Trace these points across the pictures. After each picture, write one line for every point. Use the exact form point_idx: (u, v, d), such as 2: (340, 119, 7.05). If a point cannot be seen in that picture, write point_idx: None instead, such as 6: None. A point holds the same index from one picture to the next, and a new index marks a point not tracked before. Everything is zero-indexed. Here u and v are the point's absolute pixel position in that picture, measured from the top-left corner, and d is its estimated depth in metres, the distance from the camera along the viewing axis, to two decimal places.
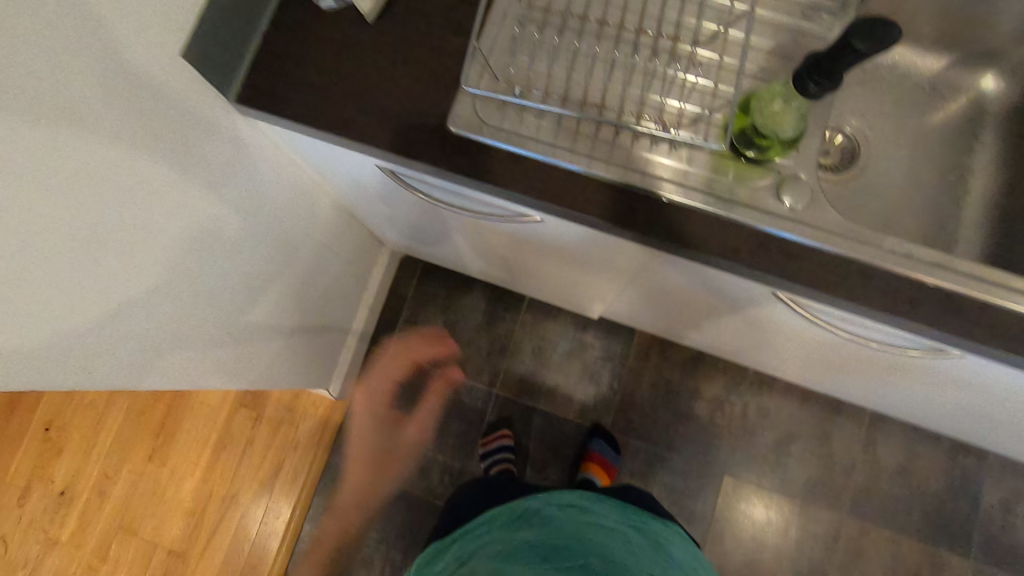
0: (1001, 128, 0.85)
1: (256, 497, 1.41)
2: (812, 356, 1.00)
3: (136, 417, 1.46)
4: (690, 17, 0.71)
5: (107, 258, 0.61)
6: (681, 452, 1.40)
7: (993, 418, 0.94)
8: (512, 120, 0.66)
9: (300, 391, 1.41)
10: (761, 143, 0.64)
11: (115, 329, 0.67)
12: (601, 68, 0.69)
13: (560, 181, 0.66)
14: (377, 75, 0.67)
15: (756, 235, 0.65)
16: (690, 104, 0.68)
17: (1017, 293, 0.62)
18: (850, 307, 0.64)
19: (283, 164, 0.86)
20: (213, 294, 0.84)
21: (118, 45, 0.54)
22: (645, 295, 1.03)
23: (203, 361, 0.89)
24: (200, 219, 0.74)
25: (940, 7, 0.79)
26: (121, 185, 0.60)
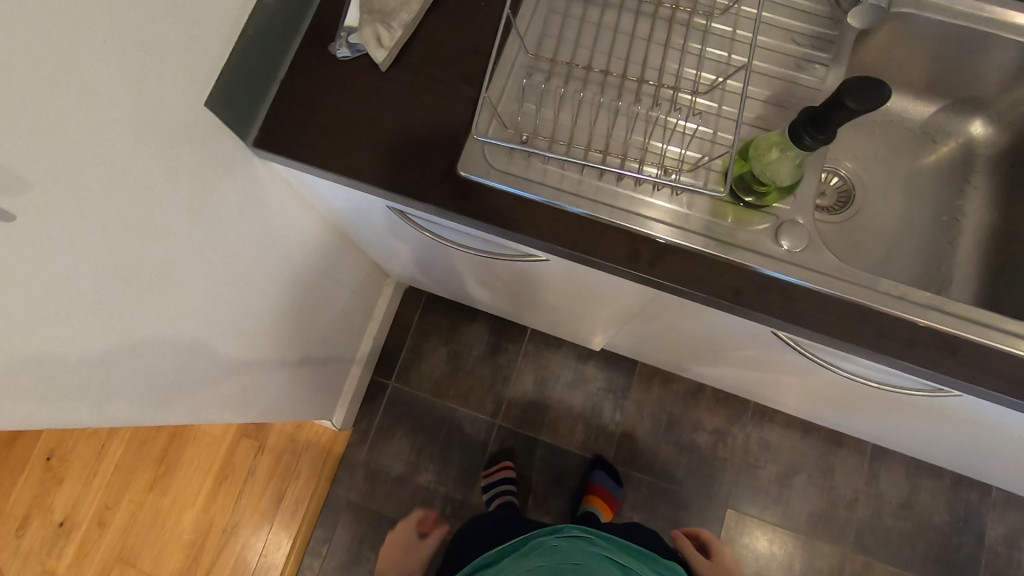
0: (990, 170, 0.87)
1: (256, 528, 1.40)
2: (813, 391, 1.01)
3: (138, 446, 1.46)
4: (689, 68, 0.75)
5: (126, 298, 0.63)
6: (683, 484, 1.40)
7: (994, 454, 0.95)
8: (519, 165, 0.69)
9: (303, 422, 1.41)
10: (760, 189, 0.67)
11: (129, 364, 0.69)
12: (605, 116, 0.72)
13: (566, 223, 0.68)
14: (390, 121, 0.70)
15: (755, 276, 0.67)
16: (690, 151, 0.71)
17: (1009, 335, 0.64)
18: (849, 348, 0.65)
19: (296, 202, 0.88)
20: (226, 329, 0.85)
21: (149, 95, 0.57)
22: (648, 329, 1.05)
23: (212, 395, 0.90)
24: (216, 258, 0.76)
25: (928, 58, 0.83)
26: (144, 228, 0.62)
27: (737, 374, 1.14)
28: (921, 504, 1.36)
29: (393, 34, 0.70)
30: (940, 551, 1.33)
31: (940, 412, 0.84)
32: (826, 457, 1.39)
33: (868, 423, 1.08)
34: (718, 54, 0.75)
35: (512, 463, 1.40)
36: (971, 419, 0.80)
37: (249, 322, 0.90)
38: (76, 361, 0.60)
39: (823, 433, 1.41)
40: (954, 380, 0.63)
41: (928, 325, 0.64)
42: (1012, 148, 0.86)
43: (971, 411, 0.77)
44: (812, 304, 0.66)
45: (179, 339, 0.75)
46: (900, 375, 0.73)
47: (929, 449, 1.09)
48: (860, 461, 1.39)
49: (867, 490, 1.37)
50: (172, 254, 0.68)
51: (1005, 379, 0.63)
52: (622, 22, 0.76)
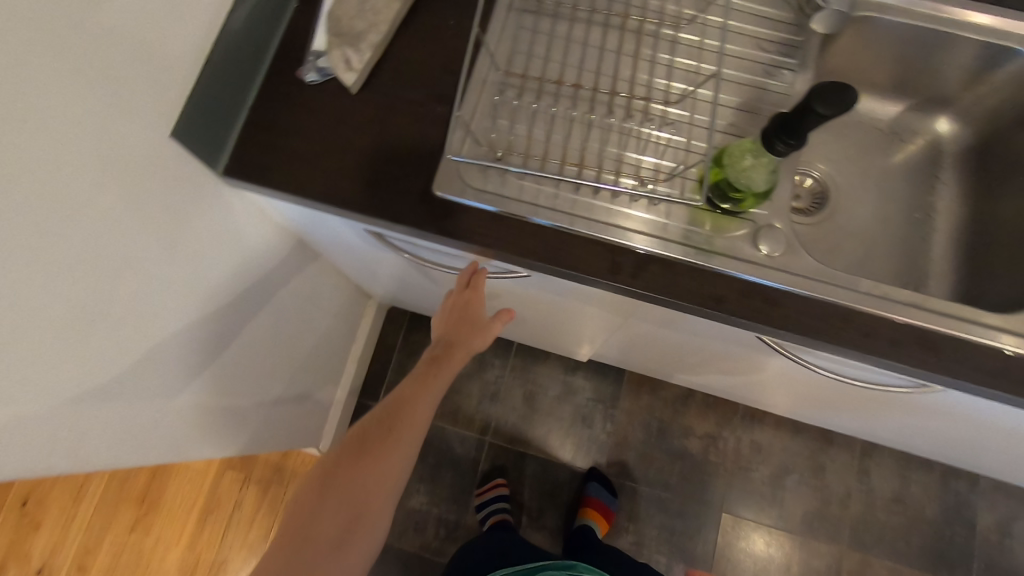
0: (958, 166, 0.89)
1: (245, 563, 1.37)
2: (801, 392, 1.02)
3: (118, 485, 1.42)
4: (660, 79, 0.75)
5: (97, 338, 0.61)
6: (678, 491, 1.39)
7: (981, 445, 0.95)
8: (495, 182, 0.69)
9: (289, 450, 1.38)
10: (737, 197, 0.67)
11: (104, 407, 0.67)
12: (579, 130, 0.72)
13: (545, 239, 0.68)
14: (363, 143, 0.69)
15: (737, 283, 0.67)
16: (665, 160, 0.71)
17: (988, 328, 0.64)
18: (834, 350, 0.66)
19: (272, 229, 0.87)
20: (205, 363, 0.83)
21: (115, 132, 0.56)
22: (634, 338, 1.04)
23: (191, 431, 0.88)
24: (191, 291, 0.74)
25: (892, 60, 0.84)
26: (113, 266, 0.60)
27: (724, 379, 1.14)
28: (913, 497, 1.37)
29: (362, 57, 0.70)
30: (934, 543, 1.34)
31: (926, 407, 0.84)
32: (817, 456, 1.40)
33: (856, 421, 1.08)
34: (687, 63, 0.76)
35: (505, 480, 1.39)
36: (957, 412, 0.81)
37: (229, 354, 0.89)
38: (49, 408, 0.58)
39: (812, 432, 1.42)
40: (938, 376, 0.63)
41: (909, 322, 0.65)
42: (978, 143, 0.88)
43: (956, 405, 0.77)
44: (795, 308, 0.66)
45: (156, 377, 0.74)
46: (885, 373, 0.74)
47: (918, 443, 1.10)
48: (850, 458, 1.39)
49: (859, 487, 1.38)
50: (146, 291, 0.66)
51: (988, 373, 0.64)
52: (591, 36, 0.76)
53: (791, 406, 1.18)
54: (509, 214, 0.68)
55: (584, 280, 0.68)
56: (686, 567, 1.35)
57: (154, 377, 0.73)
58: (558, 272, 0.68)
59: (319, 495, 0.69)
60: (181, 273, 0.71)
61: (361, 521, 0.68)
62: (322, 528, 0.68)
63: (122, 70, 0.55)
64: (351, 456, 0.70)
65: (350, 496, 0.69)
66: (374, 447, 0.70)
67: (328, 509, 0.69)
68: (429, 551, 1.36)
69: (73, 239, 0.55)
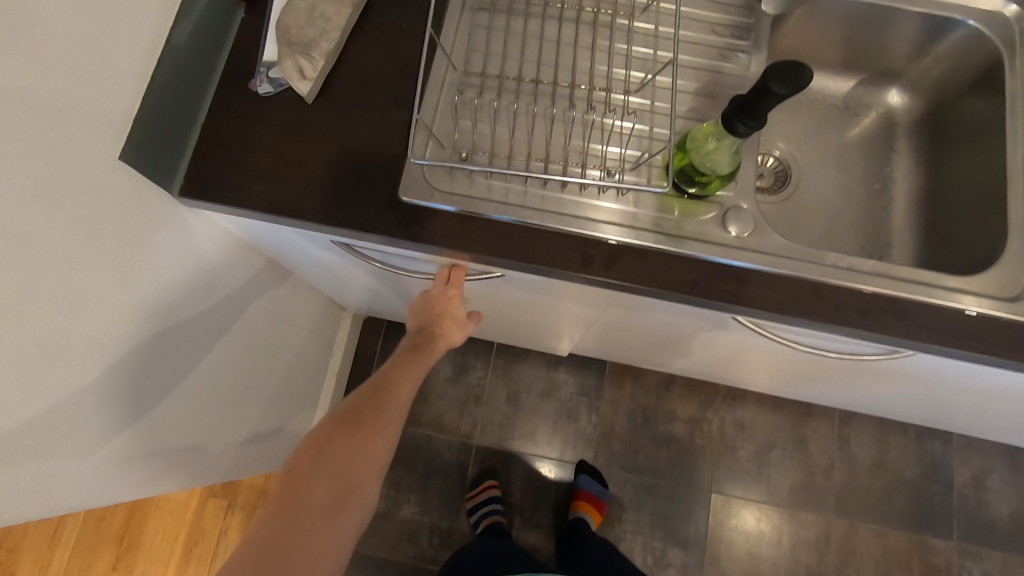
0: (911, 136, 0.92)
1: None
2: (779, 368, 1.04)
3: (94, 525, 1.36)
4: (619, 68, 0.75)
5: (56, 375, 0.59)
6: (667, 476, 1.41)
7: (952, 404, 0.99)
8: (462, 184, 0.68)
9: (273, 472, 1.34)
10: (702, 180, 0.68)
11: (70, 446, 0.64)
12: (542, 124, 0.72)
13: (516, 237, 0.67)
14: (323, 153, 0.68)
15: (708, 266, 0.67)
16: (630, 150, 0.72)
17: (950, 292, 0.66)
18: (808, 324, 0.67)
19: (235, 247, 0.85)
20: (175, 390, 0.81)
21: (66, 167, 0.54)
22: (612, 328, 1.05)
23: (164, 459, 0.85)
24: (154, 317, 0.72)
25: (841, 37, 0.86)
26: (68, 299, 0.58)
27: (703, 362, 1.15)
28: (892, 461, 1.41)
29: (315, 65, 0.68)
30: (915, 503, 1.38)
31: (899, 373, 0.87)
32: (798, 429, 1.43)
33: (833, 391, 1.11)
34: (644, 52, 0.76)
35: (495, 481, 1.38)
36: (927, 375, 0.83)
37: (202, 380, 0.87)
38: (19, 453, 0.57)
39: (792, 405, 1.44)
40: (908, 341, 0.65)
41: (876, 291, 0.66)
42: (927, 112, 0.90)
43: (927, 368, 0.80)
44: (767, 286, 0.67)
45: (129, 411, 0.72)
46: (857, 343, 0.76)
47: (892, 408, 1.13)
48: (830, 428, 1.43)
49: (840, 455, 1.41)
50: (112, 325, 0.65)
51: (956, 334, 0.65)
52: (546, 30, 0.76)
53: (770, 383, 1.19)
54: (479, 214, 0.68)
55: (559, 275, 0.68)
56: (680, 550, 1.37)
57: (126, 412, 0.72)
58: (532, 269, 0.67)
59: (311, 464, 0.64)
60: (146, 303, 0.70)
61: (349, 499, 0.63)
62: (315, 495, 0.62)
63: (66, 102, 0.53)
64: (344, 430, 0.66)
65: (343, 469, 0.64)
66: (366, 421, 0.67)
67: (323, 481, 0.63)
68: (424, 560, 1.35)
69: (30, 279, 0.53)
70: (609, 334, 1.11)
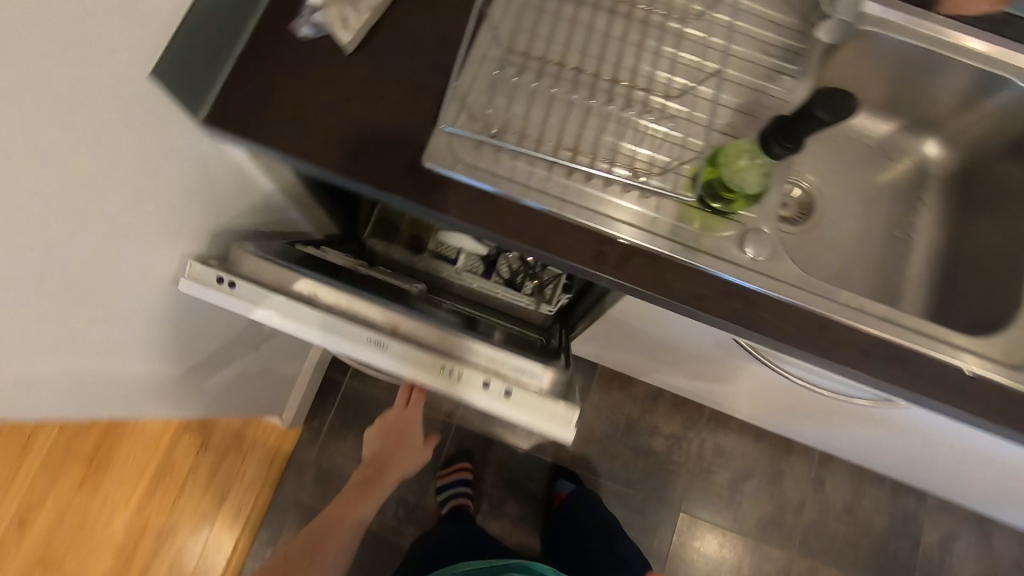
0: (942, 189, 0.91)
1: (195, 530, 1.34)
2: (767, 398, 1.04)
3: (67, 442, 1.35)
4: (663, 72, 0.74)
5: (48, 287, 0.59)
6: (639, 487, 1.41)
7: (933, 463, 0.98)
8: (487, 160, 0.67)
9: (251, 418, 1.36)
10: (727, 197, 0.67)
11: (48, 354, 0.64)
12: (577, 114, 0.71)
13: (532, 221, 0.67)
14: (354, 106, 0.67)
15: (718, 283, 0.67)
16: (661, 154, 0.71)
17: (954, 348, 0.66)
18: (808, 358, 0.66)
19: (251, 189, 0.83)
20: (162, 317, 0.81)
21: (65, 195, 0.55)
22: (610, 332, 1.05)
23: (137, 381, 0.85)
24: (154, 244, 0.71)
25: (889, 78, 0.85)
26: (74, 212, 0.57)
27: (693, 380, 1.15)
28: (864, 509, 1.41)
29: (361, 17, 0.68)
30: (879, 554, 1.38)
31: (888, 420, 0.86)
32: (776, 463, 1.43)
33: (817, 431, 1.11)
34: (691, 59, 0.75)
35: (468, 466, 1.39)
36: (914, 428, 0.83)
37: (189, 311, 0.86)
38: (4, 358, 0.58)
39: (774, 439, 1.44)
40: (905, 391, 0.64)
41: (880, 335, 0.66)
42: (962, 169, 0.89)
43: (915, 421, 0.80)
44: (772, 312, 0.66)
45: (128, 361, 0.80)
46: (850, 385, 0.76)
47: (872, 456, 1.13)
48: (808, 467, 1.43)
49: (814, 495, 1.41)
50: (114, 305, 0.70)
51: (954, 392, 0.64)
52: (596, 21, 0.75)
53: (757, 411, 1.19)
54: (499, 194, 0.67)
55: (570, 268, 0.67)
56: None
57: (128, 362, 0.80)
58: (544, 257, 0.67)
59: None
60: (150, 275, 0.74)
61: None
62: None
63: (57, 124, 0.51)
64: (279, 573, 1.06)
65: None
66: None
67: None
68: (387, 530, 1.35)
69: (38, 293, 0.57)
70: (607, 337, 1.11)
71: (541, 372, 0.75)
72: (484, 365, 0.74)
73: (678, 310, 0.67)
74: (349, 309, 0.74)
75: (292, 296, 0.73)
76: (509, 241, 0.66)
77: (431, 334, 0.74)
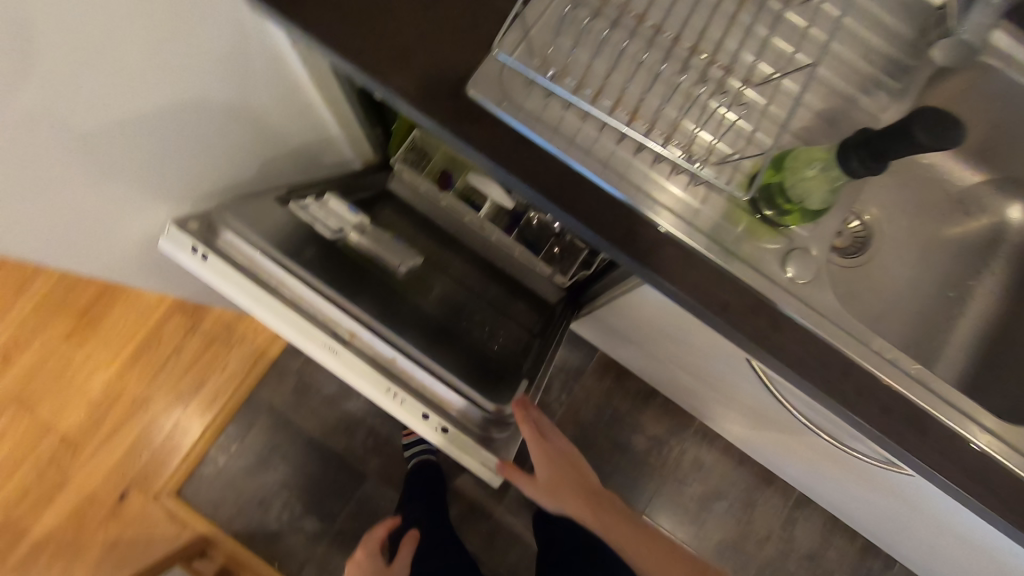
0: (1016, 258, 0.82)
1: (168, 407, 1.34)
2: (761, 426, 0.99)
3: (64, 292, 1.36)
4: (749, 54, 0.67)
5: (52, 127, 0.53)
6: (608, 479, 1.38)
7: (915, 532, 0.94)
8: (535, 103, 0.61)
9: (246, 313, 1.35)
10: (783, 206, 0.61)
11: (32, 193, 0.59)
12: (644, 77, 0.64)
13: (566, 180, 0.62)
14: (408, 10, 0.61)
15: (749, 296, 0.61)
16: (722, 143, 0.64)
17: (984, 431, 0.59)
18: (824, 402, 0.60)
19: (287, 80, 0.76)
20: (160, 183, 0.75)
21: (86, 105, 0.54)
22: (619, 318, 1.00)
23: (111, 235, 0.80)
24: (176, 111, 0.65)
25: (997, 123, 0.76)
26: (102, 58, 0.51)
27: (690, 388, 1.11)
28: (827, 559, 1.37)
29: None
30: None
31: (883, 480, 0.81)
32: (752, 491, 1.39)
33: (805, 472, 1.05)
34: (783, 47, 0.67)
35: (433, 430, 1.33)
36: (910, 495, 0.78)
37: (191, 185, 0.81)
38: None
39: (756, 467, 1.40)
40: (918, 462, 0.59)
41: (905, 395, 0.60)
42: None
43: (913, 488, 0.75)
44: (798, 341, 0.60)
45: (102, 233, 0.78)
46: (854, 435, 0.71)
47: (853, 510, 1.08)
48: (783, 503, 1.39)
49: (781, 532, 1.38)
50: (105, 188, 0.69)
51: (971, 476, 0.59)
52: None
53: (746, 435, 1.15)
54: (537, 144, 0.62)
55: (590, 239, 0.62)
56: None
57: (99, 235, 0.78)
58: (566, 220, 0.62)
59: None
60: (159, 169, 0.72)
61: None
62: None
63: (118, 14, 0.49)
64: None
65: None
66: None
67: None
68: (352, 456, 1.34)
69: (37, 173, 0.57)
70: (613, 322, 1.06)
71: (479, 414, 0.77)
72: (428, 398, 0.76)
73: (692, 312, 0.62)
74: (311, 306, 0.74)
75: (265, 283, 0.73)
76: (535, 192, 0.61)
77: (385, 351, 0.75)
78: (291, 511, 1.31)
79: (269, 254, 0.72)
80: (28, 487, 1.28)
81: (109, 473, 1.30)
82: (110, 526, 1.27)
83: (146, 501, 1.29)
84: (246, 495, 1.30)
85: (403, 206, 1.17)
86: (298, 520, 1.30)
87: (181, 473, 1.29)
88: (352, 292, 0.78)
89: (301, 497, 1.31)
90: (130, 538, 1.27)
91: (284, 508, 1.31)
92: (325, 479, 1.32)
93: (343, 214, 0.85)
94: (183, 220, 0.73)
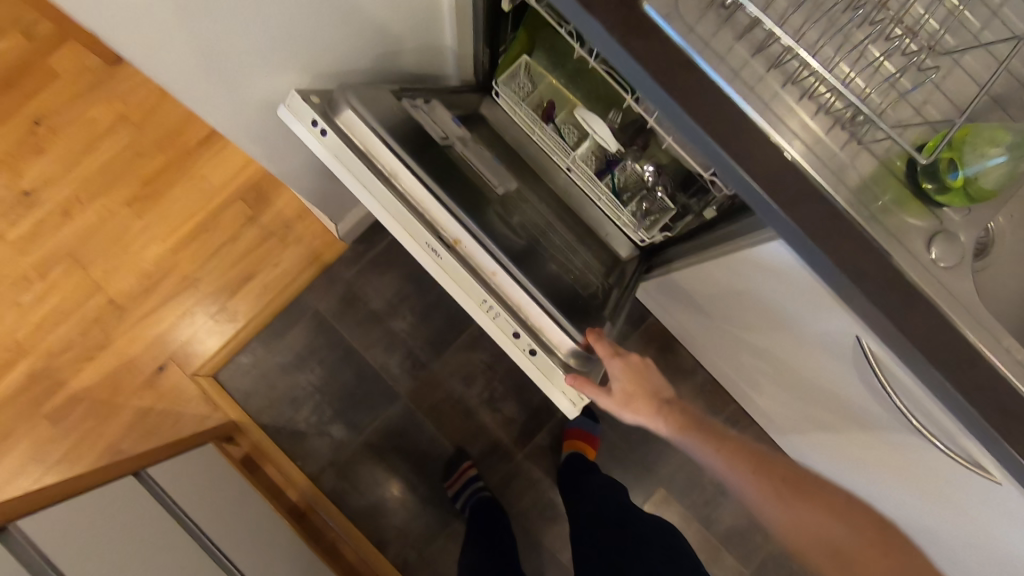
0: None
1: (215, 292, 1.33)
2: (829, 414, 0.96)
3: (130, 158, 1.34)
4: (933, 21, 0.63)
5: None
6: (633, 446, 1.38)
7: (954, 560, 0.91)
8: (706, 28, 0.60)
9: (308, 213, 1.33)
10: (948, 183, 0.59)
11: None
12: (822, 25, 0.60)
13: (725, 111, 0.57)
14: None
15: (890, 271, 0.57)
16: (889, 109, 0.61)
17: None
18: (947, 394, 0.56)
19: None
20: (294, 37, 0.71)
21: None
22: (705, 276, 0.97)
23: (241, 102, 0.77)
24: None
25: None
26: None
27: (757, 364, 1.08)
28: None
29: None
30: None
31: (958, 493, 0.77)
32: None
33: (848, 475, 1.03)
34: (971, 21, 0.63)
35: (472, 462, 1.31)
36: (986, 514, 0.74)
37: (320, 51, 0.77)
38: None
39: None
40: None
41: None
42: None
43: (995, 505, 0.71)
44: (930, 322, 0.56)
45: (229, 96, 0.74)
46: (953, 439, 0.66)
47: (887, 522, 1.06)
48: None
49: None
50: (243, 21, 0.64)
51: None
52: None
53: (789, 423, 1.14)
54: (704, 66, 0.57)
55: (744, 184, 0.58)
56: None
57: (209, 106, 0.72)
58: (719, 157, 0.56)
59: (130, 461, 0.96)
60: (295, 16, 0.68)
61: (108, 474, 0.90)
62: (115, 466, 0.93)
63: None
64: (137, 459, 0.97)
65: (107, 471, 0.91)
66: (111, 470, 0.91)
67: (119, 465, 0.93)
68: (387, 374, 1.34)
69: None
70: (695, 281, 1.04)
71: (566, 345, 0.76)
72: (517, 318, 0.75)
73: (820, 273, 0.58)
74: (420, 203, 0.72)
75: (376, 168, 0.71)
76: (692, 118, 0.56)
77: (487, 262, 0.74)
78: (320, 415, 1.32)
79: (387, 141, 0.70)
80: (71, 341, 1.29)
81: (151, 343, 1.31)
82: (145, 394, 1.29)
83: (182, 377, 1.30)
84: (279, 390, 1.31)
85: (491, 134, 1.14)
86: (325, 424, 1.32)
87: (222, 356, 1.30)
88: (457, 198, 0.76)
89: (331, 403, 1.32)
90: (161, 409, 1.29)
91: (313, 410, 1.32)
92: (358, 391, 1.33)
93: (449, 124, 0.90)
94: (305, 92, 0.72)
